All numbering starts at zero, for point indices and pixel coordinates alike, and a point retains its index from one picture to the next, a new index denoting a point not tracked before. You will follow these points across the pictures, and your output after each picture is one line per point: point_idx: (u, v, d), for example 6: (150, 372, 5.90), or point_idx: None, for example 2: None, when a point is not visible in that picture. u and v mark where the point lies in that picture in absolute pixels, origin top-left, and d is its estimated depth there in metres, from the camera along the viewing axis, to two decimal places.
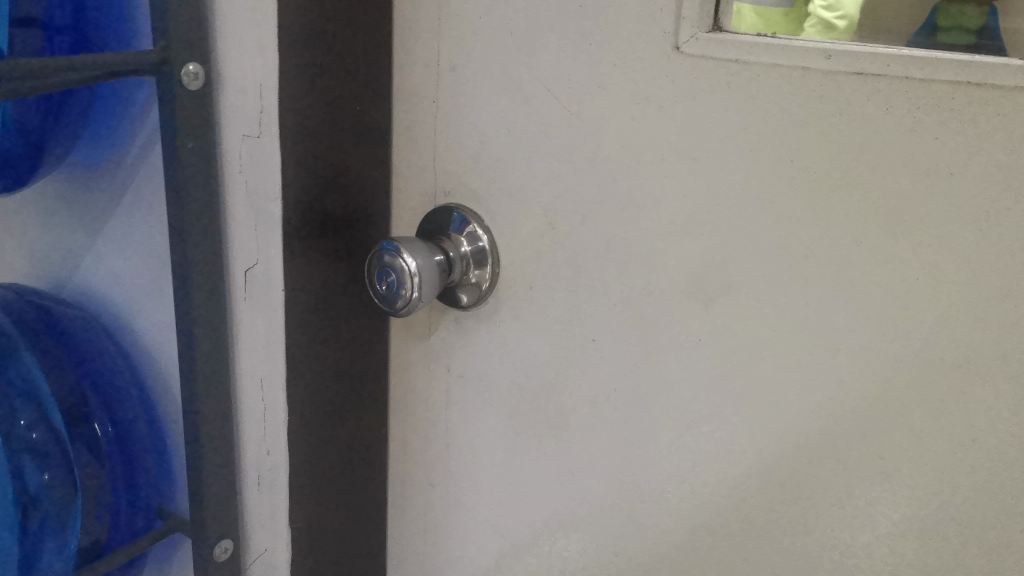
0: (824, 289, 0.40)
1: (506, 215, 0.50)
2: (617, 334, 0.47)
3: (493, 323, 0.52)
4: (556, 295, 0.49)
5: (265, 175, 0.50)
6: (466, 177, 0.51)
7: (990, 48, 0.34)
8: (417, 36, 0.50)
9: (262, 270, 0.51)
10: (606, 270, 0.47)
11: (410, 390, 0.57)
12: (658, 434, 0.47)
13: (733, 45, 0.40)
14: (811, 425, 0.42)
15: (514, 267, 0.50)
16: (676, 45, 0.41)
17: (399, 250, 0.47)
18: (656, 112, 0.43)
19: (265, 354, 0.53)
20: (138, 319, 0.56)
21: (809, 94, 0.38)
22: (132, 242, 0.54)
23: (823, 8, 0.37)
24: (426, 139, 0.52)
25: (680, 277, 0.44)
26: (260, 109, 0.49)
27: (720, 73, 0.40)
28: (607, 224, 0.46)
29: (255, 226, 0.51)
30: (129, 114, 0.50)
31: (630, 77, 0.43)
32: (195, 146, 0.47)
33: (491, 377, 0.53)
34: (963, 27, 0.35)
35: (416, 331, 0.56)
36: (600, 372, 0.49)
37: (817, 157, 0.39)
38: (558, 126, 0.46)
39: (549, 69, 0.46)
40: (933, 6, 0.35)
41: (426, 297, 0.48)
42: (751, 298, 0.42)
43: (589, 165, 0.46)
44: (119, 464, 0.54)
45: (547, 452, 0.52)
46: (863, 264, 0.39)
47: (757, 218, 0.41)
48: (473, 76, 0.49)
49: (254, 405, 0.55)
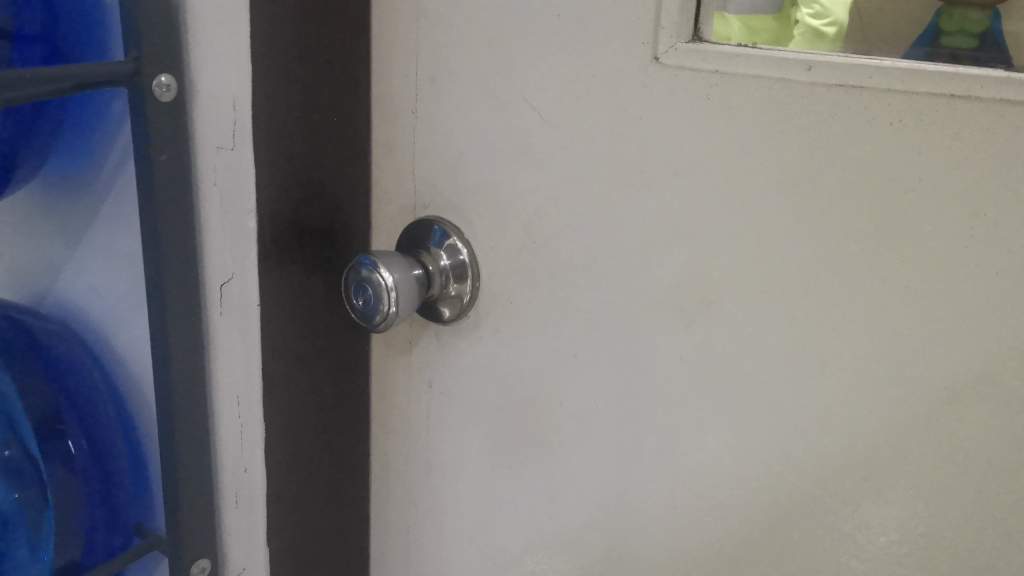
0: (806, 305, 0.39)
1: (485, 228, 0.49)
2: (600, 349, 0.46)
3: (474, 338, 0.51)
4: (537, 310, 0.48)
5: (239, 189, 0.48)
6: (444, 189, 0.50)
7: (994, 56, 0.33)
8: (393, 45, 0.49)
9: (236, 286, 0.50)
10: (588, 285, 0.46)
11: (392, 406, 0.56)
12: (642, 452, 0.46)
13: (712, 56, 0.39)
14: (794, 445, 0.41)
15: (494, 281, 0.49)
16: (655, 55, 0.40)
17: (377, 264, 0.46)
18: (638, 122, 0.42)
19: (242, 370, 0.51)
20: (116, 335, 0.54)
21: (790, 106, 0.37)
22: (113, 254, 0.53)
23: (811, 16, 0.37)
24: (405, 151, 0.51)
25: (661, 293, 0.43)
26: (234, 121, 0.47)
27: (700, 84, 0.39)
28: (588, 238, 0.45)
29: (230, 239, 0.49)
30: (106, 125, 0.49)
31: (610, 88, 0.42)
32: (169, 157, 0.47)
33: (472, 393, 0.52)
34: (968, 32, 0.34)
35: (397, 345, 0.55)
36: (582, 389, 0.48)
37: (798, 169, 0.38)
38: (536, 138, 0.45)
39: (528, 79, 0.45)
40: (936, 13, 0.35)
41: (404, 312, 0.47)
42: (733, 313, 0.41)
43: (570, 177, 0.45)
44: (96, 483, 0.53)
45: (530, 470, 0.51)
46: (845, 280, 0.38)
47: (737, 232, 0.40)
48: (452, 87, 0.48)
49: (232, 422, 0.53)
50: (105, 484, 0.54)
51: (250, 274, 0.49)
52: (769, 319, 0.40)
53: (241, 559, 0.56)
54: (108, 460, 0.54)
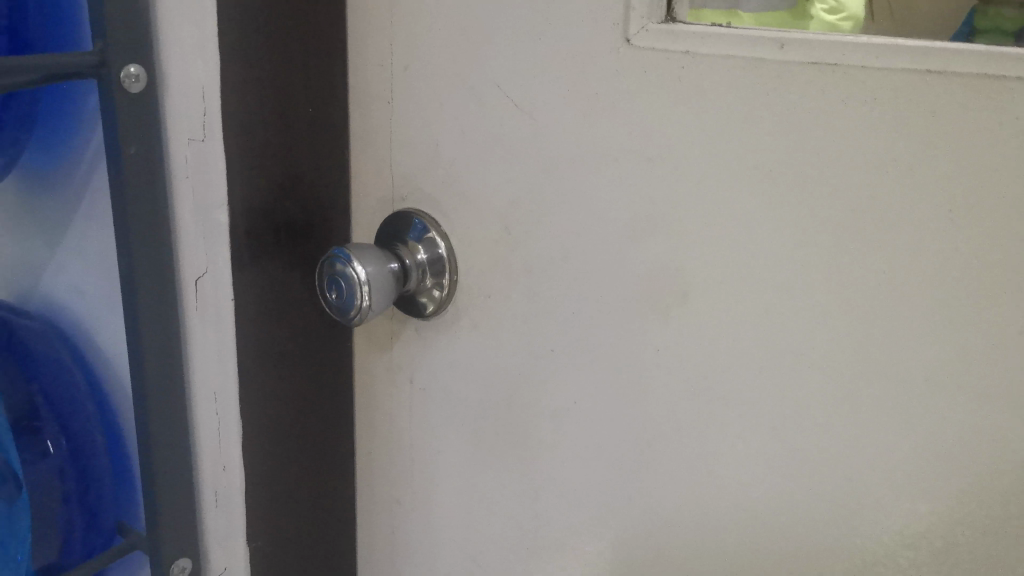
0: (783, 295, 0.37)
1: (463, 221, 0.47)
2: (578, 344, 0.45)
3: (453, 334, 0.50)
4: (515, 304, 0.47)
5: (208, 184, 0.47)
6: (421, 182, 0.49)
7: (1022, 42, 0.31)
8: (368, 35, 0.48)
9: (209, 281, 0.49)
10: (563, 279, 0.44)
11: (375, 403, 0.55)
12: (622, 450, 0.45)
13: (683, 37, 0.37)
14: (773, 442, 0.39)
15: (472, 275, 0.48)
16: (627, 37, 0.39)
17: (350, 258, 0.45)
18: (609, 109, 0.40)
19: (218, 368, 0.51)
20: (96, 332, 0.54)
21: (762, 87, 0.36)
22: (90, 252, 0.52)
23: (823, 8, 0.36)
24: (382, 142, 0.50)
25: (637, 285, 0.42)
26: (204, 114, 0.46)
27: (672, 66, 0.38)
28: (563, 229, 0.44)
29: (201, 234, 0.49)
30: (82, 118, 0.49)
31: (581, 73, 0.41)
32: (138, 150, 0.46)
33: (453, 391, 0.51)
34: (1001, 30, 0.31)
35: (379, 342, 0.54)
36: (561, 387, 0.46)
37: (771, 154, 0.36)
38: (509, 126, 0.44)
39: (501, 66, 0.43)
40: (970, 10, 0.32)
41: (378, 307, 0.46)
42: (708, 306, 0.40)
43: (543, 166, 0.43)
44: (74, 483, 0.53)
45: (511, 469, 0.50)
46: (819, 268, 0.36)
47: (710, 221, 0.39)
48: (427, 76, 0.46)
49: (209, 421, 0.52)
50: (83, 485, 0.54)
51: (223, 270, 0.49)
52: (745, 311, 0.39)
53: (222, 558, 0.56)
54: (87, 460, 0.54)
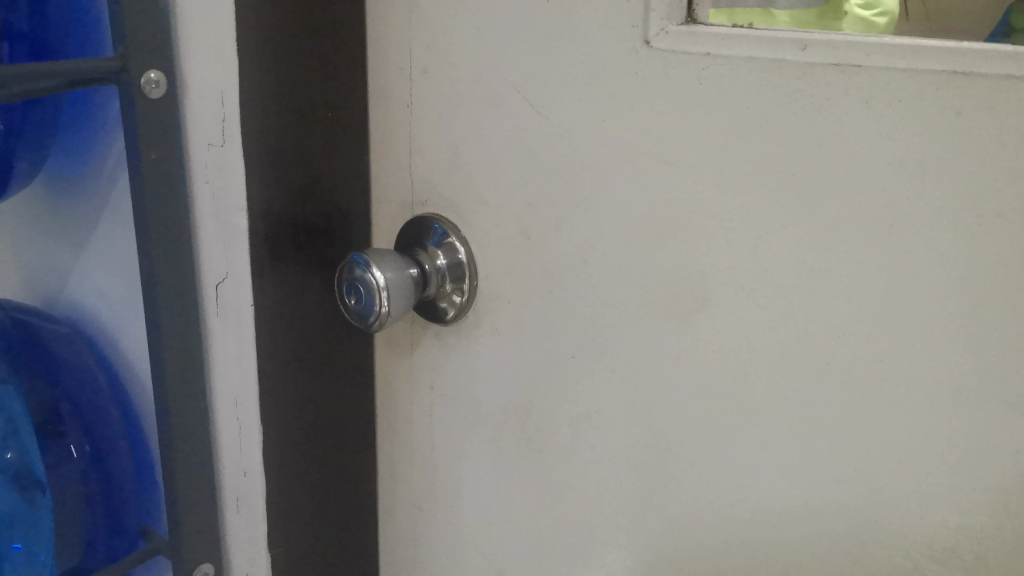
0: (804, 301, 0.37)
1: (482, 226, 0.47)
2: (598, 349, 0.44)
3: (473, 339, 0.50)
4: (534, 310, 0.46)
5: (227, 187, 0.47)
6: (441, 186, 0.48)
7: None
8: (388, 38, 0.48)
9: (229, 287, 0.49)
10: (582, 284, 0.44)
11: (396, 409, 0.55)
12: (641, 458, 0.44)
13: (704, 38, 0.36)
14: (795, 451, 0.39)
15: (491, 280, 0.48)
16: (646, 39, 0.38)
17: (369, 263, 0.45)
18: (627, 112, 0.40)
19: (238, 373, 0.50)
20: (119, 335, 0.55)
21: (783, 89, 0.35)
22: (113, 257, 0.53)
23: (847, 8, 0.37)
24: (402, 147, 0.49)
25: (656, 291, 0.41)
26: (223, 118, 0.46)
27: (692, 68, 0.37)
28: (581, 233, 0.43)
29: (222, 237, 0.48)
30: (107, 122, 0.49)
31: (598, 76, 0.40)
32: (158, 156, 0.47)
33: (473, 397, 0.51)
34: None
35: (399, 347, 0.53)
36: (581, 392, 0.46)
37: (793, 159, 0.35)
38: (527, 129, 0.43)
39: (518, 69, 0.43)
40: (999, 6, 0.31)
41: (397, 313, 0.45)
42: (727, 314, 0.39)
43: (561, 170, 0.43)
44: (97, 485, 0.53)
45: (531, 475, 0.49)
46: (842, 275, 0.35)
47: (730, 226, 0.38)
48: (445, 79, 0.46)
49: (231, 425, 0.52)
50: (107, 489, 0.54)
51: (242, 273, 0.48)
52: (767, 317, 0.38)
53: (243, 564, 0.55)
54: (111, 463, 0.54)
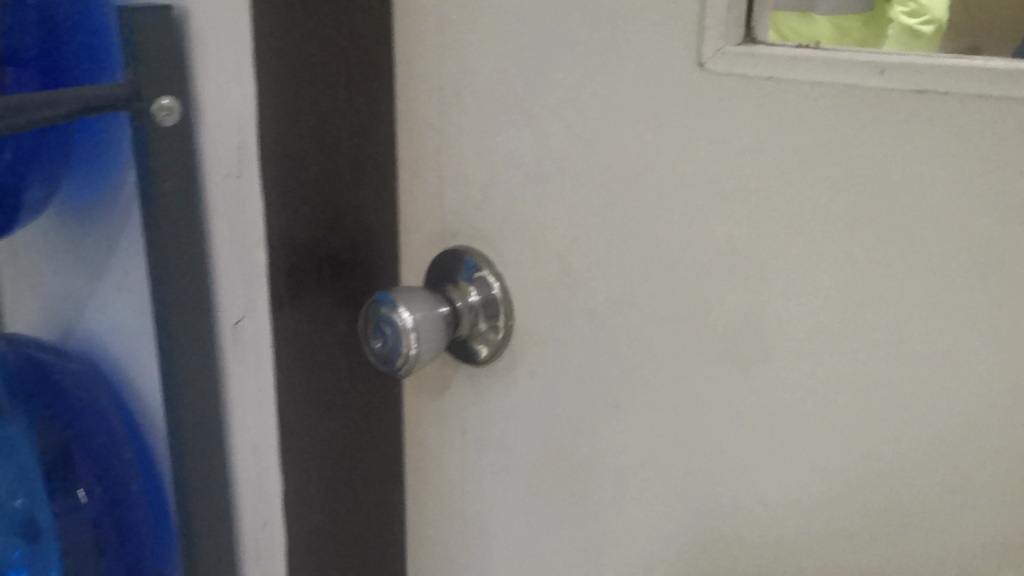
0: (880, 351, 0.33)
1: (517, 261, 0.44)
2: (645, 396, 0.41)
3: (507, 382, 0.46)
4: (576, 352, 0.43)
5: (247, 222, 0.45)
6: (472, 217, 0.45)
7: None
8: (415, 58, 0.44)
9: (248, 324, 0.47)
10: (629, 325, 0.40)
11: (425, 454, 0.51)
12: (694, 516, 0.40)
13: (766, 59, 0.33)
14: (871, 516, 0.35)
15: (528, 319, 0.44)
16: (699, 61, 0.35)
17: (396, 303, 0.42)
18: (678, 139, 0.36)
19: (257, 414, 0.49)
20: (136, 373, 0.52)
21: (859, 117, 0.31)
22: (130, 292, 0.50)
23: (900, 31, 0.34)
24: (431, 175, 0.46)
25: (713, 337, 0.37)
26: (240, 146, 0.44)
27: (752, 92, 0.33)
28: (628, 271, 0.39)
29: (240, 274, 0.47)
30: (113, 151, 0.47)
31: (647, 101, 0.36)
32: (173, 186, 0.44)
33: (506, 443, 0.47)
34: None
35: (429, 388, 0.50)
36: (626, 441, 0.42)
37: (869, 196, 0.32)
38: (568, 157, 0.40)
39: (557, 93, 0.39)
40: None
41: (427, 355, 0.42)
42: (794, 364, 0.35)
43: (605, 203, 0.39)
44: (112, 534, 0.50)
45: (572, 529, 0.46)
46: (925, 326, 0.32)
47: (797, 266, 0.34)
48: (478, 103, 0.43)
49: (248, 465, 0.51)
50: (120, 536, 0.51)
51: (262, 312, 0.47)
52: (839, 368, 0.34)
53: None
54: (126, 508, 0.51)
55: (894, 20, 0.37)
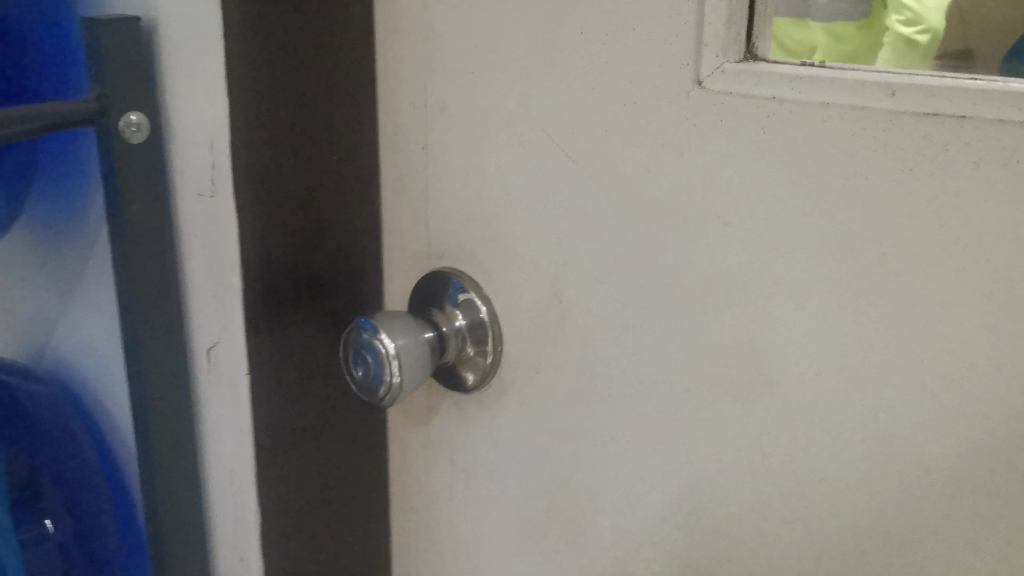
0: (892, 391, 0.30)
1: (506, 284, 0.41)
2: (640, 430, 0.38)
3: (496, 410, 0.44)
4: (567, 381, 0.40)
5: (221, 241, 0.42)
6: (459, 237, 0.43)
7: None
8: (399, 71, 0.42)
9: (223, 349, 0.44)
10: (623, 355, 0.38)
11: (412, 480, 0.49)
12: (693, 558, 0.38)
13: (769, 79, 0.31)
14: (883, 566, 0.32)
15: (517, 345, 0.42)
16: (698, 79, 0.32)
17: (378, 329, 0.40)
18: (674, 162, 0.34)
19: (234, 445, 0.46)
20: (105, 399, 0.49)
21: (868, 142, 0.29)
22: (100, 313, 0.48)
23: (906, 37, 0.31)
24: (416, 192, 0.44)
25: (714, 370, 0.35)
26: (212, 164, 0.41)
27: (754, 113, 0.31)
28: (623, 298, 0.37)
29: (215, 297, 0.44)
30: (82, 169, 0.44)
31: (642, 120, 0.34)
32: (142, 206, 0.43)
33: (494, 473, 0.45)
34: None
35: (415, 413, 0.48)
36: (621, 477, 0.40)
37: (880, 225, 0.29)
38: (559, 178, 0.38)
39: (547, 109, 0.37)
40: None
41: (411, 384, 0.40)
42: (798, 402, 0.33)
43: (598, 226, 0.37)
44: (82, 564, 0.50)
45: (564, 564, 0.43)
46: (941, 366, 0.29)
47: (800, 298, 0.32)
48: (465, 118, 0.40)
49: (226, 498, 0.48)
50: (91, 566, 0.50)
51: (237, 339, 0.44)
52: (847, 408, 0.32)
53: None
54: (95, 540, 0.50)
55: (890, 30, 0.32)
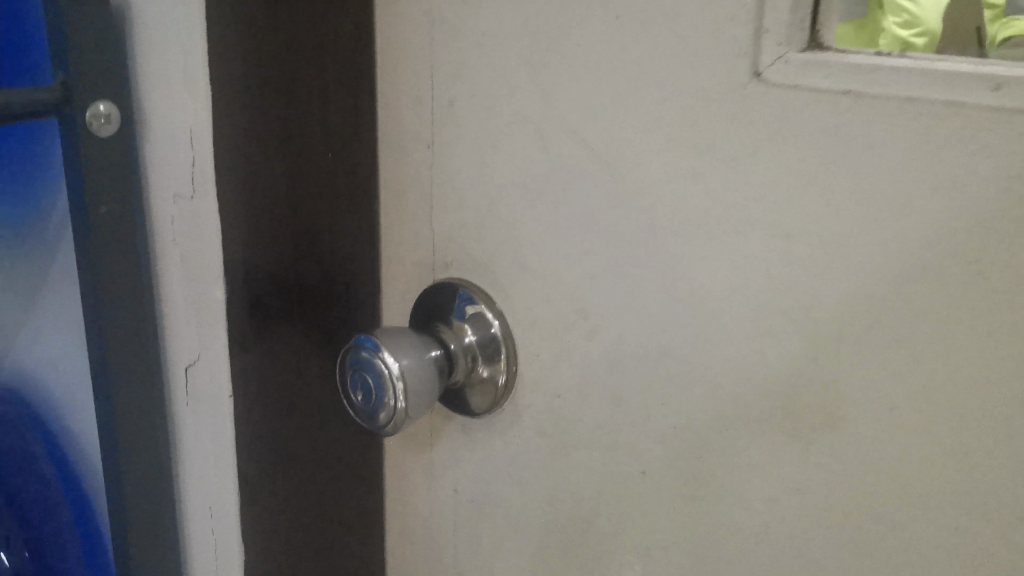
0: (986, 434, 0.26)
1: (522, 298, 0.37)
2: (677, 465, 0.34)
3: (509, 436, 0.40)
4: (592, 407, 0.36)
5: (201, 253, 0.38)
6: (469, 245, 0.38)
7: None
8: (402, 60, 0.38)
9: (202, 369, 0.41)
10: (659, 381, 0.34)
11: (412, 509, 0.45)
12: None
13: (841, 69, 0.27)
14: None
15: (534, 365, 0.38)
16: (756, 71, 0.28)
17: (380, 347, 0.35)
18: (726, 166, 0.30)
19: (214, 472, 0.43)
20: (70, 422, 0.44)
21: (962, 146, 0.25)
22: (63, 328, 0.43)
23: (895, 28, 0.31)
24: (420, 195, 0.39)
25: (769, 402, 0.31)
26: (194, 162, 0.37)
27: (825, 110, 0.27)
28: (660, 317, 0.33)
29: (192, 313, 0.40)
30: (44, 169, 0.39)
31: (688, 117, 0.30)
32: (112, 208, 0.38)
33: (506, 506, 0.41)
34: None
35: (416, 437, 0.43)
36: (654, 516, 0.35)
37: (978, 242, 0.25)
38: (588, 183, 0.33)
39: (575, 104, 0.33)
40: None
41: (417, 410, 0.36)
42: (869, 443, 0.29)
43: (633, 235, 0.33)
44: None
45: None
46: None
47: (877, 324, 0.28)
48: (478, 112, 0.36)
49: (203, 526, 0.44)
50: None
51: (217, 360, 0.40)
52: (928, 452, 0.27)
53: None
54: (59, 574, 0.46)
55: (886, 31, 0.31)
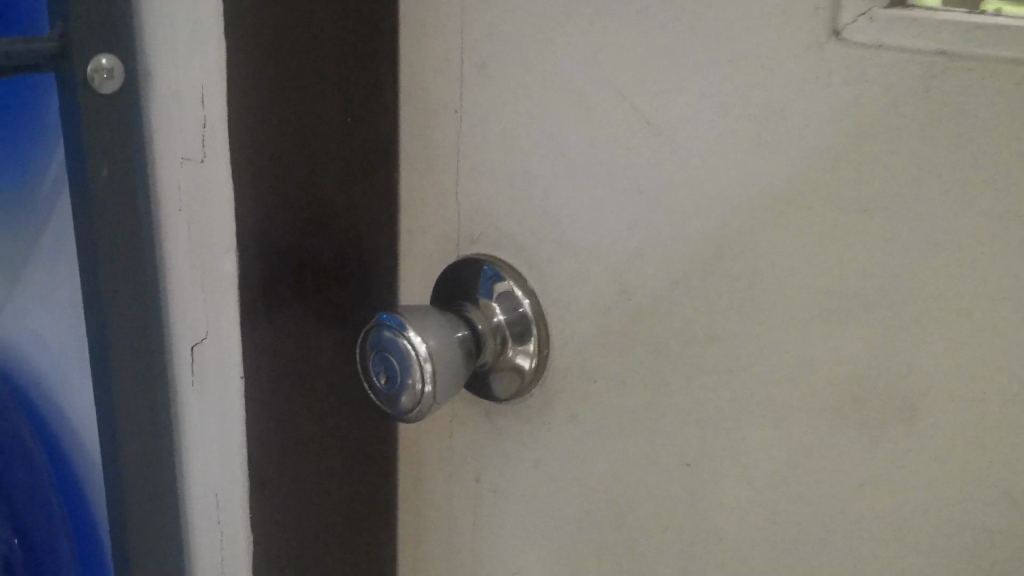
0: None
1: (557, 276, 0.35)
2: (725, 459, 0.31)
3: (536, 422, 0.37)
4: (631, 394, 0.34)
5: (212, 220, 0.35)
6: (497, 220, 0.36)
7: None
8: (430, 18, 0.35)
9: (211, 347, 0.38)
10: (708, 368, 0.31)
11: (429, 497, 0.42)
12: None
13: (936, 28, 0.24)
14: None
15: (567, 348, 0.35)
16: (834, 28, 0.26)
17: (404, 326, 0.33)
18: (795, 134, 0.27)
19: (221, 456, 0.40)
20: (64, 403, 0.41)
21: None
22: (60, 301, 0.39)
23: None
24: (445, 165, 0.37)
25: (833, 394, 0.28)
26: (203, 123, 0.34)
27: (911, 72, 0.24)
28: (712, 299, 0.30)
29: (200, 285, 0.37)
30: (38, 131, 0.36)
31: (753, 80, 0.27)
32: (113, 171, 0.35)
33: (532, 497, 0.38)
34: None
35: (435, 421, 0.41)
36: (696, 511, 0.33)
37: None
38: (635, 152, 0.31)
39: (624, 67, 0.30)
40: None
41: (443, 393, 0.33)
42: (949, 441, 0.26)
43: (684, 210, 0.30)
44: None
45: None
46: None
47: (965, 311, 0.25)
48: (513, 76, 0.33)
49: (208, 513, 0.42)
50: None
51: (227, 337, 0.37)
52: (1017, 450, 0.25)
53: None
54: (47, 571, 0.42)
55: None
